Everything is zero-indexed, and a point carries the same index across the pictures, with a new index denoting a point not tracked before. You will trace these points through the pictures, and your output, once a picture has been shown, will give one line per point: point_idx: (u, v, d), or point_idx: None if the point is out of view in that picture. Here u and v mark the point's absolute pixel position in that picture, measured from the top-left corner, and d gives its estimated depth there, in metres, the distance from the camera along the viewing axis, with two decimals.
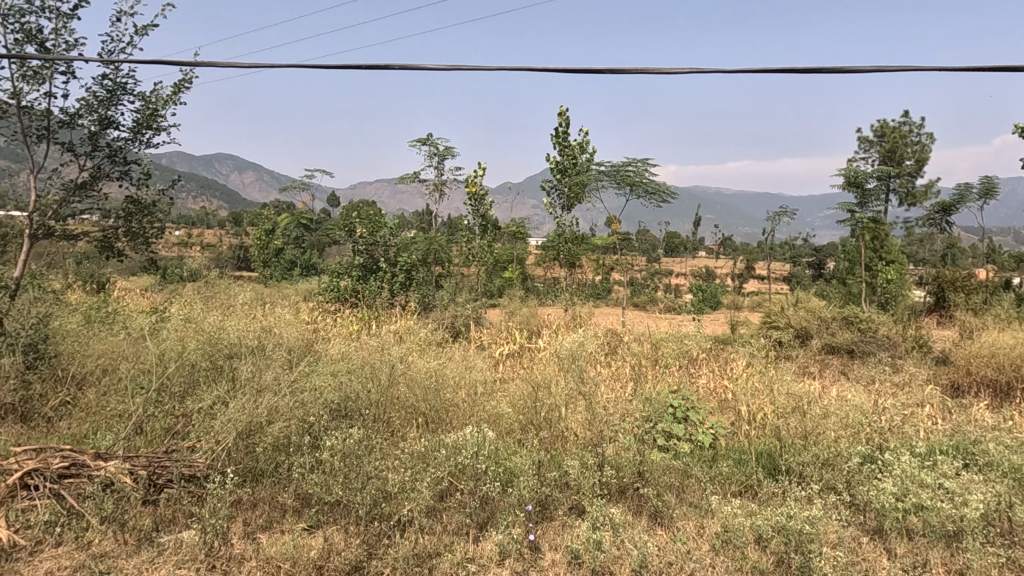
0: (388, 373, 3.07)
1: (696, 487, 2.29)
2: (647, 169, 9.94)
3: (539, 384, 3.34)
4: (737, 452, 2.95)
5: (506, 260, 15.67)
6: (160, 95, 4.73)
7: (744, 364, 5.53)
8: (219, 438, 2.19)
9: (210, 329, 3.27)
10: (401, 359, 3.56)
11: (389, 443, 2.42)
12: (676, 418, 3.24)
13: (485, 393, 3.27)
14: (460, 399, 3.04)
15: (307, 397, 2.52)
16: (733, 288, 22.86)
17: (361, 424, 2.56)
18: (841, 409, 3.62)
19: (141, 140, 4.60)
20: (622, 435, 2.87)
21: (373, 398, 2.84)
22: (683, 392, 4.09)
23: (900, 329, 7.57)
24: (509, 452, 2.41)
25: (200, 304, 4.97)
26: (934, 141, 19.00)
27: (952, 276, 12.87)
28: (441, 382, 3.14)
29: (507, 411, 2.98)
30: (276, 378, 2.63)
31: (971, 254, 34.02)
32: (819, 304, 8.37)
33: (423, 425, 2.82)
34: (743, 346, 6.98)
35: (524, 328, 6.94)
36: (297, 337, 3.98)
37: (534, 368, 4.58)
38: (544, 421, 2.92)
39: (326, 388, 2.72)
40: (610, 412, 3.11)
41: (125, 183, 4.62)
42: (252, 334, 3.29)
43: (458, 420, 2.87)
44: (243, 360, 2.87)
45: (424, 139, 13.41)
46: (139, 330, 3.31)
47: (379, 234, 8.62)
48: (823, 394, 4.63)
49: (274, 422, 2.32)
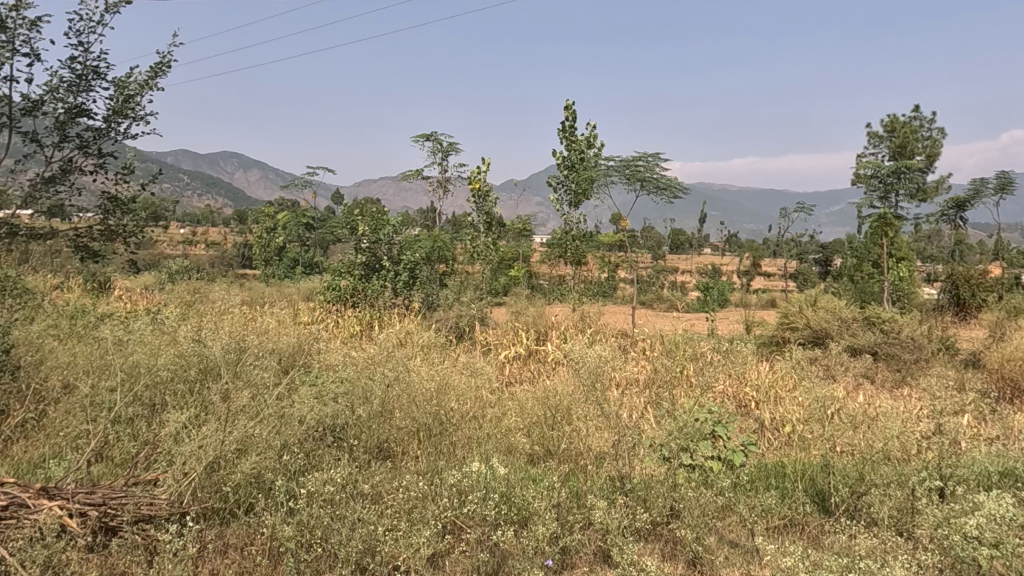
0: (382, 393, 2.80)
1: (738, 525, 2.00)
2: (658, 164, 9.63)
3: (552, 399, 3.07)
4: (773, 476, 2.68)
5: (512, 258, 15.38)
6: (136, 81, 4.46)
7: (765, 369, 5.25)
8: (186, 471, 1.93)
9: (188, 339, 2.99)
10: (398, 370, 3.31)
11: (382, 478, 2.14)
12: (704, 435, 2.98)
13: (493, 411, 2.98)
14: (464, 422, 2.75)
15: (289, 424, 2.26)
16: (741, 285, 22.54)
17: (349, 455, 2.29)
18: (882, 422, 3.33)
19: (116, 130, 4.33)
20: (648, 460, 2.58)
21: (366, 421, 2.57)
22: (707, 402, 3.80)
23: (924, 330, 7.25)
24: (520, 487, 2.13)
25: (190, 310, 4.71)
26: (946, 136, 18.60)
27: (967, 273, 12.45)
28: (442, 402, 2.86)
29: (518, 436, 2.74)
30: (255, 400, 2.36)
31: (982, 251, 33.54)
32: (837, 304, 8.06)
33: (420, 451, 2.56)
34: (760, 349, 6.71)
35: (531, 329, 6.64)
36: (290, 348, 3.70)
37: (545, 377, 4.31)
38: (559, 448, 2.64)
39: (311, 408, 2.46)
40: (634, 432, 2.82)
41: (100, 177, 4.35)
42: (233, 346, 3.01)
43: (457, 442, 2.62)
44: (220, 377, 2.59)
45: (428, 135, 13.14)
46: (112, 339, 3.02)
47: (382, 232, 8.34)
48: (853, 403, 4.35)
49: (248, 455, 2.04)
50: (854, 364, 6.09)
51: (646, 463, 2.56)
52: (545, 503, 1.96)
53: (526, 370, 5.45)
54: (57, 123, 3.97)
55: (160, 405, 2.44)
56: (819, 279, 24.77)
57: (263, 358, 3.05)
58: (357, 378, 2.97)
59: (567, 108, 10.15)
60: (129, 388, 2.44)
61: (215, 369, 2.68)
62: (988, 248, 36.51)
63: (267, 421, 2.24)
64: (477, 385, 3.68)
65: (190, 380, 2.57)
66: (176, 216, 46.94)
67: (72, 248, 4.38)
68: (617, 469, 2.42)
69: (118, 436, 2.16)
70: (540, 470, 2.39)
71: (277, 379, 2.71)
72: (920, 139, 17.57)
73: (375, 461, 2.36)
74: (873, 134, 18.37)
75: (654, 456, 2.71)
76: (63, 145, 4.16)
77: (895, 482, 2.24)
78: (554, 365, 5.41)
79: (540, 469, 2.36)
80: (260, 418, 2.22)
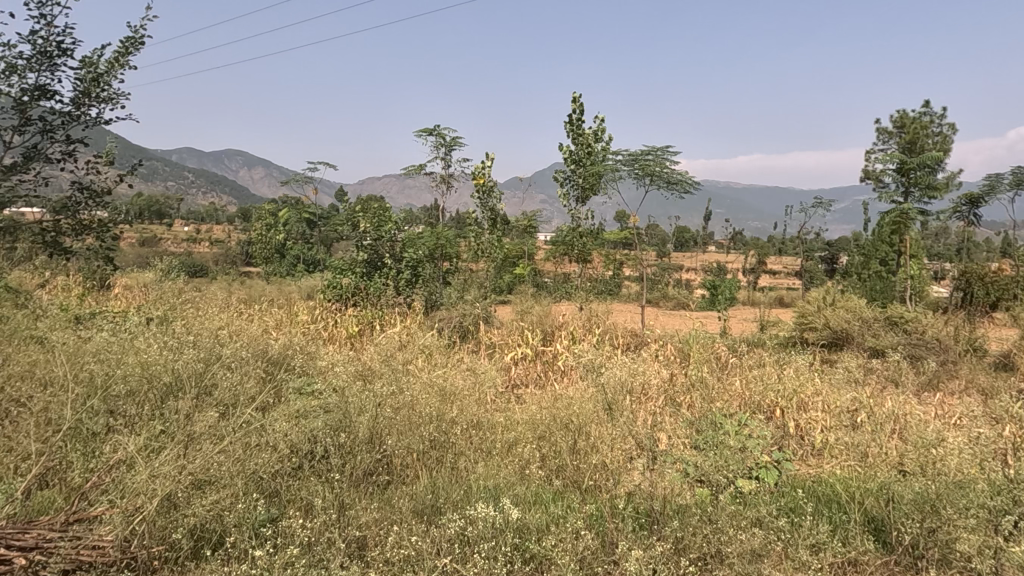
0: (367, 418, 2.55)
1: (793, 562, 1.72)
2: (668, 158, 9.30)
3: (571, 429, 2.80)
4: (818, 501, 2.40)
5: (516, 256, 15.06)
6: (103, 60, 4.26)
7: (786, 371, 4.99)
8: (137, 507, 1.69)
9: (153, 350, 2.74)
10: (392, 390, 3.08)
11: (370, 518, 1.88)
12: (734, 454, 2.72)
13: (504, 440, 2.72)
14: (463, 455, 2.51)
15: (260, 452, 2.04)
16: (748, 283, 22.23)
17: (327, 487, 2.03)
18: (928, 442, 3.05)
19: (82, 115, 4.14)
20: (682, 489, 2.30)
21: (348, 451, 2.32)
22: (733, 414, 3.54)
23: (948, 330, 6.95)
24: (534, 537, 1.85)
25: (175, 315, 4.48)
26: (956, 132, 18.22)
27: (981, 271, 12.15)
28: (437, 432, 2.62)
29: (529, 466, 2.49)
30: (225, 424, 2.16)
31: (990, 250, 33.11)
32: (855, 303, 7.76)
33: (411, 478, 2.32)
34: (777, 350, 6.44)
35: (538, 328, 6.33)
36: (273, 360, 3.46)
37: (557, 390, 4.05)
38: (581, 485, 2.36)
39: (288, 432, 2.25)
40: (665, 463, 2.54)
41: (68, 165, 4.18)
42: (202, 356, 2.76)
43: (453, 469, 2.39)
44: (185, 397, 2.35)
45: (431, 130, 12.85)
46: (72, 348, 2.77)
47: (384, 228, 8.04)
48: (885, 412, 4.08)
49: (209, 492, 1.79)
50: (879, 366, 5.76)
51: (673, 489, 2.29)
52: (566, 554, 1.69)
53: (535, 373, 5.18)
54: (17, 105, 3.79)
55: (116, 426, 2.19)
56: (826, 277, 24.39)
57: (241, 367, 2.85)
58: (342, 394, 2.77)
59: (574, 101, 9.84)
60: (88, 403, 2.23)
61: (184, 385, 2.48)
62: (995, 245, 36.07)
63: (237, 448, 2.03)
64: (481, 401, 3.41)
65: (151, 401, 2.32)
66: (181, 215, 46.77)
67: (39, 243, 4.24)
68: (640, 500, 2.15)
69: (68, 461, 1.92)
70: (553, 504, 2.12)
71: (254, 396, 2.51)
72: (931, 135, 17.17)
73: (361, 491, 2.12)
74: (883, 130, 18.01)
75: (680, 476, 2.45)
76: (27, 131, 3.98)
77: (969, 512, 1.95)
78: (562, 370, 5.11)
79: (550, 504, 2.10)
80: (228, 443, 2.00)
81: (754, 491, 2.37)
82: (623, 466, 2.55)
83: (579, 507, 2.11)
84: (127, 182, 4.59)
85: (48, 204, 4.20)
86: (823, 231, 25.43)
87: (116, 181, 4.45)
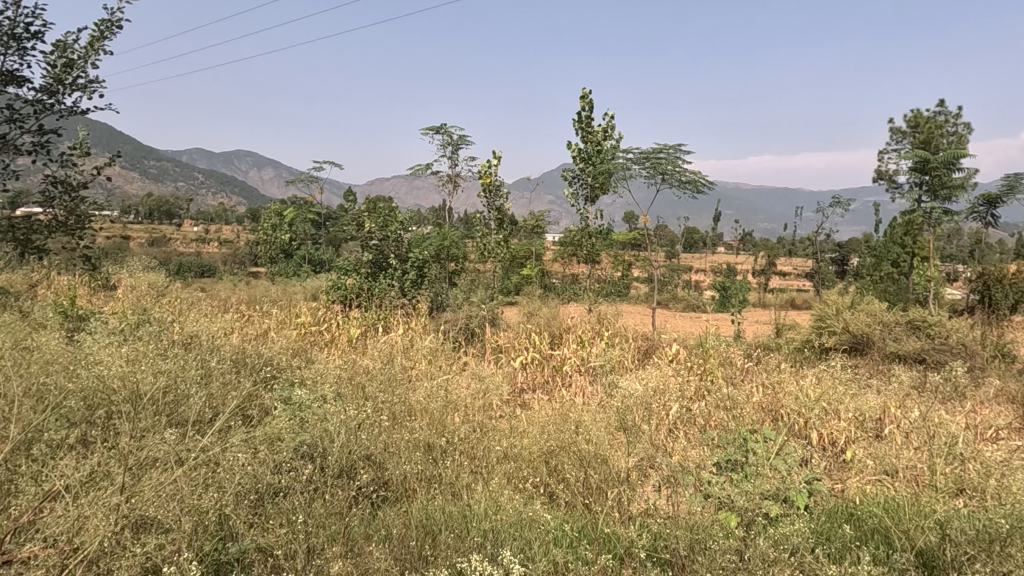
0: (348, 443, 2.37)
1: None
2: (680, 156, 9.00)
3: (583, 459, 2.62)
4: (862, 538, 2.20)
5: (524, 257, 14.85)
6: (72, 45, 4.13)
7: (808, 379, 4.76)
8: (72, 549, 1.52)
9: (120, 363, 2.61)
10: (378, 414, 2.88)
11: (339, 564, 1.66)
12: (763, 475, 2.52)
13: (510, 472, 2.53)
14: (462, 486, 2.30)
15: (215, 487, 1.89)
16: (759, 284, 21.89)
17: (293, 521, 1.84)
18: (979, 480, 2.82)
19: (50, 101, 4.03)
20: (708, 519, 2.11)
21: (320, 481, 2.13)
22: (755, 428, 3.33)
23: (975, 335, 6.64)
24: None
25: (164, 320, 4.31)
26: (972, 131, 17.85)
27: (1000, 274, 11.79)
28: (427, 466, 2.43)
29: (532, 502, 2.26)
30: (179, 452, 2.02)
31: (1003, 251, 32.67)
32: (875, 306, 7.46)
33: (398, 509, 2.11)
34: (794, 356, 6.19)
35: (546, 331, 6.13)
36: (260, 371, 3.29)
37: (566, 403, 3.84)
38: (594, 523, 2.17)
39: (254, 457, 2.11)
40: (684, 499, 2.36)
41: (38, 157, 4.06)
42: (169, 375, 2.63)
43: (444, 499, 2.18)
44: (143, 424, 2.21)
45: (437, 127, 12.66)
46: (37, 361, 2.66)
47: (390, 228, 7.88)
48: (916, 426, 3.84)
49: (148, 537, 1.61)
50: (902, 373, 5.50)
51: (697, 523, 2.04)
52: None
53: (543, 379, 4.97)
54: None
55: (68, 448, 2.06)
56: (838, 279, 24.02)
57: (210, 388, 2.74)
58: (316, 407, 2.63)
59: (583, 98, 9.61)
60: (39, 427, 2.13)
61: (144, 407, 2.37)
62: (1008, 247, 35.56)
63: (189, 482, 1.89)
64: (480, 419, 3.17)
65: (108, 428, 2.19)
66: (192, 215, 46.89)
67: (11, 240, 4.09)
68: (665, 542, 1.98)
69: (11, 489, 1.79)
70: (569, 548, 1.92)
71: (220, 419, 2.39)
72: (946, 136, 16.80)
73: (335, 521, 1.91)
74: (897, 130, 17.65)
75: (701, 509, 2.21)
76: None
77: None
78: (573, 376, 4.91)
79: (555, 544, 1.92)
80: (178, 476, 1.86)
81: (791, 519, 2.10)
82: (637, 500, 2.34)
83: (579, 551, 1.90)
84: (104, 174, 4.52)
85: (19, 198, 4.08)
86: (834, 233, 24.98)
87: (94, 174, 4.37)
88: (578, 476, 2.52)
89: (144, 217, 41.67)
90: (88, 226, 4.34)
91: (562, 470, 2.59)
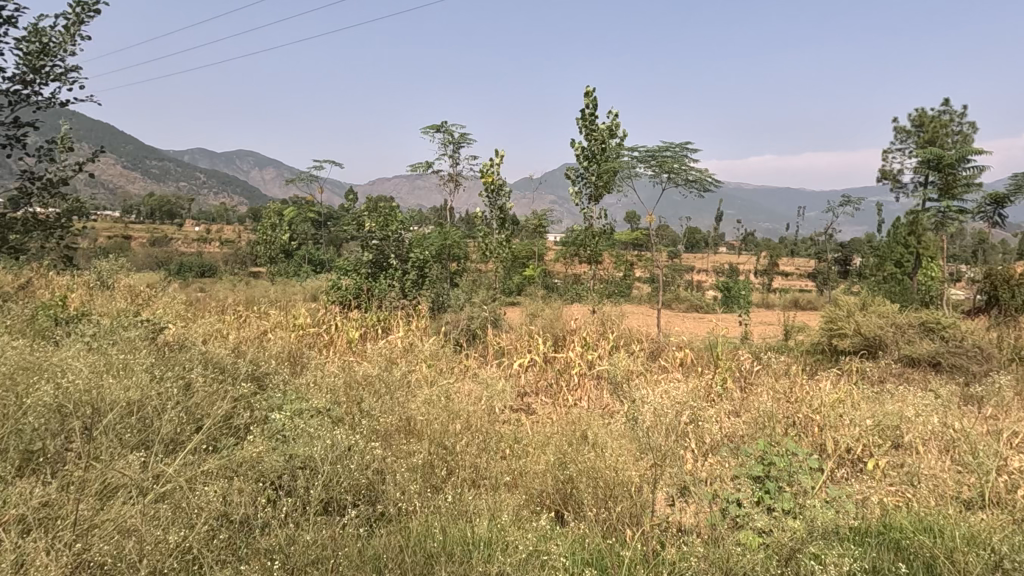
0: (335, 466, 2.23)
1: None
2: (687, 155, 8.82)
3: (596, 482, 2.48)
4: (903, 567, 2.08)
5: (526, 257, 14.67)
6: (47, 35, 4.01)
7: (823, 384, 4.58)
8: None
9: (92, 379, 2.50)
10: (370, 433, 2.74)
11: None
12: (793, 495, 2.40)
13: (525, 502, 2.40)
14: (470, 509, 2.16)
15: (181, 522, 1.77)
16: (763, 286, 21.67)
17: (266, 562, 1.70)
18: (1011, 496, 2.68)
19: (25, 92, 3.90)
20: (740, 550, 1.98)
21: (303, 511, 1.99)
22: (772, 437, 3.18)
23: (991, 338, 6.43)
24: None
25: (156, 326, 4.18)
26: (977, 129, 17.61)
27: (1006, 274, 11.57)
28: (430, 495, 2.28)
29: (541, 526, 2.12)
30: (145, 482, 1.91)
31: (1006, 250, 32.35)
32: (886, 307, 7.25)
33: (397, 535, 1.96)
34: (806, 359, 6.01)
35: (549, 333, 5.94)
36: (249, 381, 3.16)
37: (570, 411, 3.67)
38: (611, 551, 2.05)
39: (227, 488, 1.99)
40: (712, 526, 2.23)
41: (15, 152, 3.95)
42: (144, 392, 2.52)
43: (453, 526, 2.02)
44: (108, 449, 2.11)
45: (438, 126, 12.52)
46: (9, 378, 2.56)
47: (390, 227, 7.74)
48: (938, 434, 3.67)
49: None
50: (918, 378, 5.31)
51: (731, 559, 1.90)
52: None
53: (547, 384, 4.82)
54: None
55: (28, 478, 1.96)
56: (841, 280, 23.78)
57: (190, 403, 2.63)
58: (299, 426, 2.50)
59: (587, 95, 9.45)
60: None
61: (113, 428, 2.26)
62: (1011, 248, 35.24)
63: (152, 516, 1.77)
64: (486, 432, 2.99)
65: (70, 453, 2.09)
66: (194, 216, 46.73)
67: None
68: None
69: None
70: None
71: (194, 442, 2.28)
72: (951, 134, 16.58)
73: (319, 553, 1.77)
74: (902, 129, 17.43)
75: (734, 545, 2.02)
76: None
77: None
78: (578, 381, 4.76)
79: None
80: (140, 511, 1.74)
81: (841, 556, 1.90)
82: (659, 530, 2.21)
83: None
84: (88, 170, 4.40)
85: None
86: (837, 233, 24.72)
87: (76, 170, 4.24)
88: (594, 507, 2.38)
89: (147, 217, 41.51)
90: (69, 225, 4.22)
91: (581, 501, 2.45)
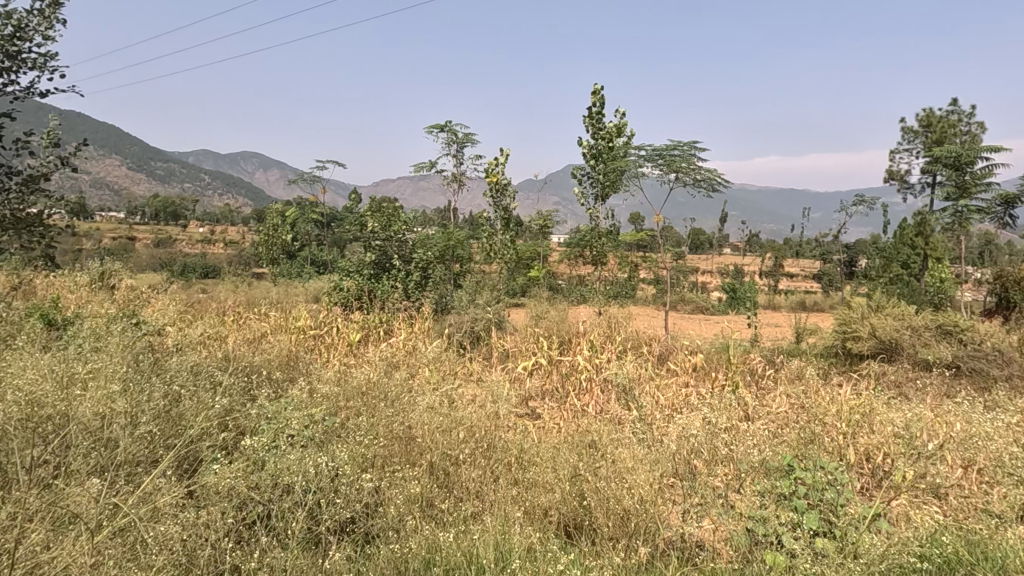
0: (321, 495, 2.10)
1: None
2: (695, 154, 8.64)
3: (608, 500, 2.34)
4: None
5: (531, 257, 14.50)
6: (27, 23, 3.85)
7: (839, 389, 4.41)
8: None
9: (63, 394, 2.39)
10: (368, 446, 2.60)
11: None
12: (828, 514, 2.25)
13: (537, 524, 2.24)
14: (477, 537, 2.02)
15: (136, 565, 1.65)
16: (769, 288, 21.43)
17: None
18: None
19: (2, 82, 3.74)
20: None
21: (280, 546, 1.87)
22: (792, 446, 3.02)
23: (1010, 341, 6.22)
24: None
25: (148, 329, 4.03)
26: (986, 129, 17.37)
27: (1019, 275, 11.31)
28: (433, 523, 2.14)
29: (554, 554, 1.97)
30: (102, 514, 1.79)
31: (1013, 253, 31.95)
32: (900, 309, 7.05)
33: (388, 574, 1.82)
34: (819, 363, 5.82)
35: (556, 336, 5.77)
36: (241, 389, 3.02)
37: (580, 419, 3.51)
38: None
39: (194, 520, 1.87)
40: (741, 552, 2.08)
41: None
42: (119, 405, 2.40)
43: (458, 558, 1.89)
44: (70, 474, 1.99)
45: (443, 125, 12.38)
46: None
47: (392, 228, 7.58)
48: (965, 441, 3.49)
49: None
50: (937, 383, 5.12)
51: None
52: None
53: (554, 388, 4.66)
54: None
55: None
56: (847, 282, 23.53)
57: (169, 419, 2.51)
58: (283, 446, 2.37)
59: (595, 93, 9.29)
60: None
61: (77, 447, 2.14)
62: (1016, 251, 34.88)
63: (104, 556, 1.65)
64: (490, 442, 2.84)
65: (27, 473, 1.97)
66: (197, 216, 46.70)
67: None
68: None
69: None
70: None
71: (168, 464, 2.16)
72: (960, 134, 16.35)
73: None
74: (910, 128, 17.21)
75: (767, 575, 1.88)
76: None
77: None
78: (586, 385, 4.61)
79: None
80: (91, 551, 1.62)
81: None
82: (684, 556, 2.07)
83: None
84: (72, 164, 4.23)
85: None
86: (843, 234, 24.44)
87: (59, 165, 4.08)
88: (607, 530, 2.23)
89: (150, 217, 41.34)
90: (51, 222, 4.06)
91: (594, 522, 2.30)
